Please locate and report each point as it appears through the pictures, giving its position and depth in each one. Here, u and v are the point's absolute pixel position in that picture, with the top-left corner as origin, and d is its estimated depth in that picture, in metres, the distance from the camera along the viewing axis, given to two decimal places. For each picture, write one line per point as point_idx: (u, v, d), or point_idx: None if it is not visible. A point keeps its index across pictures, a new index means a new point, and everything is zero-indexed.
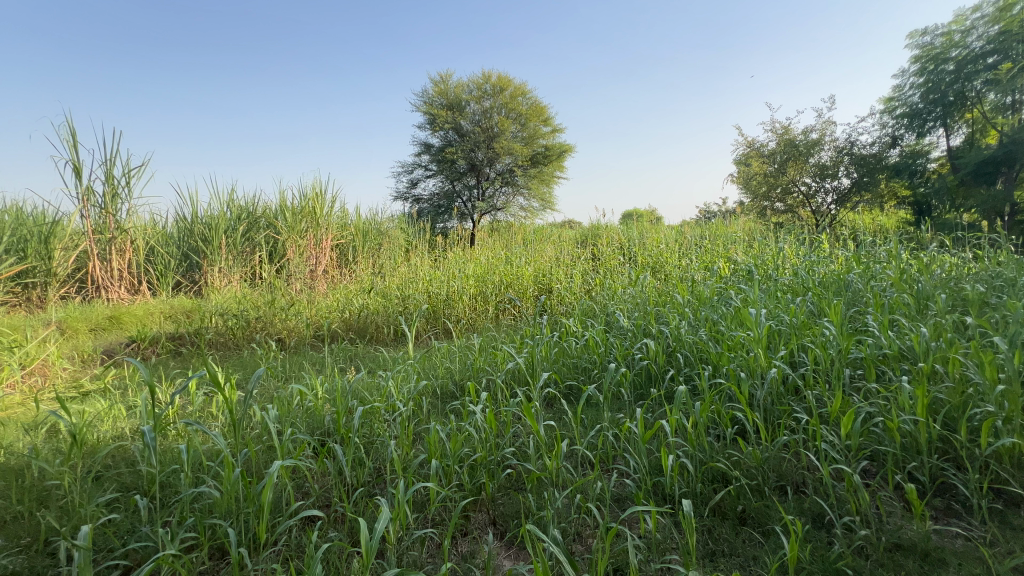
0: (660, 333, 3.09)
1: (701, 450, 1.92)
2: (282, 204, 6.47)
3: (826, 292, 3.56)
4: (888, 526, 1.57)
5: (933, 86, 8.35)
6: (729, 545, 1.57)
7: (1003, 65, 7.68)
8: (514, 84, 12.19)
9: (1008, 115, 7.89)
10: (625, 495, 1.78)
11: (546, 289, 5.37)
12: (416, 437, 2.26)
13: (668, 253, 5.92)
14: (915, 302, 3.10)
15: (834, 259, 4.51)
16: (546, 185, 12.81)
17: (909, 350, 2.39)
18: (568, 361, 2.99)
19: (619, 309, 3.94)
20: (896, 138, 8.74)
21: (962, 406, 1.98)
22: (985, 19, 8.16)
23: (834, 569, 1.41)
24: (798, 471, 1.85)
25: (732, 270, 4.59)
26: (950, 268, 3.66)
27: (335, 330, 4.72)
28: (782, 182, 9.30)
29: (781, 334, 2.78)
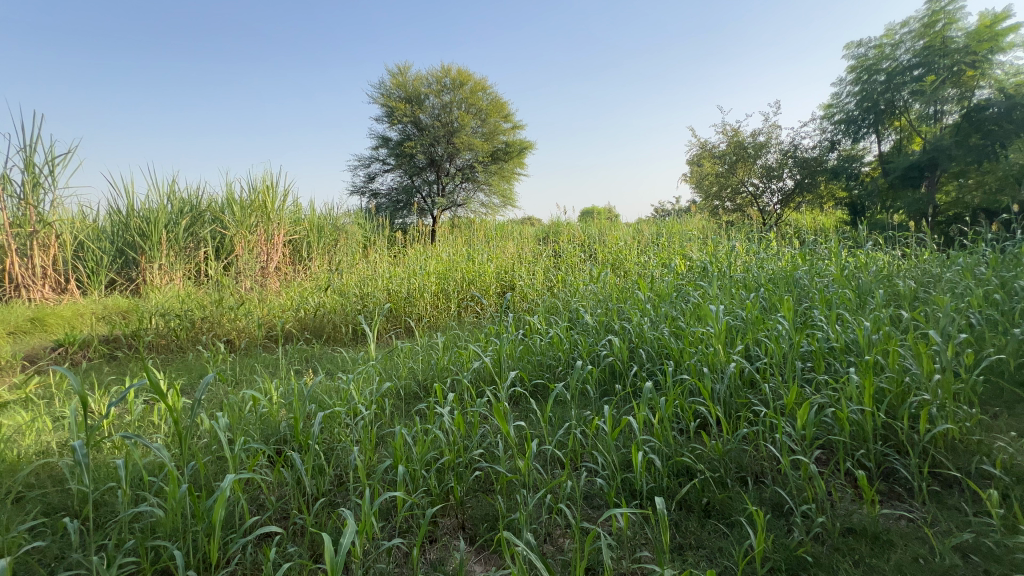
0: (623, 329, 3.14)
1: (668, 445, 1.95)
2: (229, 197, 6.10)
3: (776, 288, 3.73)
4: (841, 512, 1.64)
5: (867, 95, 8.92)
6: (696, 537, 1.60)
7: (928, 77, 8.22)
8: (474, 79, 12.06)
9: (931, 124, 8.44)
10: (595, 492, 1.79)
11: (509, 287, 5.35)
12: (379, 441, 2.18)
13: (627, 250, 6.05)
14: (856, 297, 3.29)
15: (782, 256, 4.75)
16: (507, 182, 12.75)
17: (853, 343, 2.53)
18: (533, 359, 2.98)
19: (582, 305, 3.97)
20: (834, 142, 9.37)
21: (901, 395, 2.12)
22: (912, 35, 8.78)
23: (795, 557, 1.46)
24: (757, 462, 1.92)
25: (689, 267, 4.72)
26: (884, 266, 3.92)
27: (289, 330, 4.52)
28: (732, 182, 9.75)
29: (737, 328, 2.89)
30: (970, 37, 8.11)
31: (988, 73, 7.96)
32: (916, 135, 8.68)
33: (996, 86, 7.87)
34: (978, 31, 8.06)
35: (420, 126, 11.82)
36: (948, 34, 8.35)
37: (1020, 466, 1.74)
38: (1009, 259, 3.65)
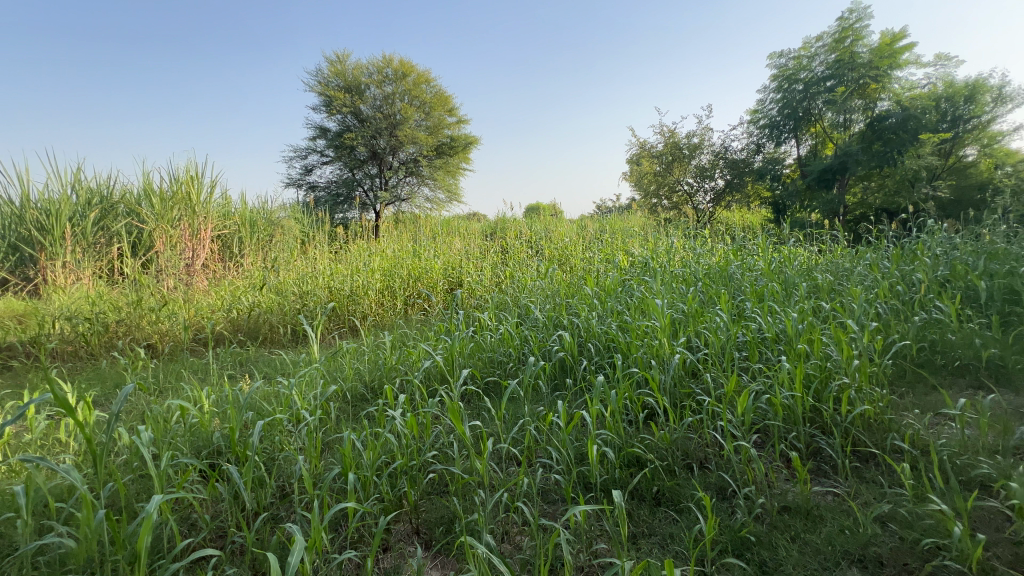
0: (572, 324, 3.18)
1: (619, 436, 2.00)
2: (146, 188, 5.56)
3: (712, 282, 3.94)
4: (778, 491, 1.75)
5: (787, 102, 9.57)
6: (648, 525, 1.65)
7: (839, 89, 8.93)
8: (417, 71, 11.74)
9: (841, 131, 9.22)
10: (550, 488, 1.80)
11: (457, 283, 5.27)
12: (326, 448, 2.08)
13: (572, 246, 6.16)
14: (783, 290, 3.55)
15: (716, 251, 5.03)
16: (452, 177, 12.53)
17: (783, 333, 2.72)
18: (484, 356, 2.95)
19: (531, 301, 3.99)
20: (759, 146, 10.05)
21: (825, 380, 2.30)
22: (825, 48, 9.48)
23: (740, 538, 1.54)
24: (702, 449, 2.01)
25: (632, 262, 4.88)
26: (805, 260, 4.25)
27: (220, 333, 4.21)
28: (668, 181, 10.21)
29: (680, 321, 3.02)
30: (874, 53, 8.93)
31: (888, 87, 8.80)
32: (829, 141, 9.45)
33: (895, 99, 8.73)
34: (880, 48, 8.91)
35: (361, 118, 11.37)
36: (856, 50, 9.08)
37: (924, 439, 1.94)
38: (908, 254, 4.07)
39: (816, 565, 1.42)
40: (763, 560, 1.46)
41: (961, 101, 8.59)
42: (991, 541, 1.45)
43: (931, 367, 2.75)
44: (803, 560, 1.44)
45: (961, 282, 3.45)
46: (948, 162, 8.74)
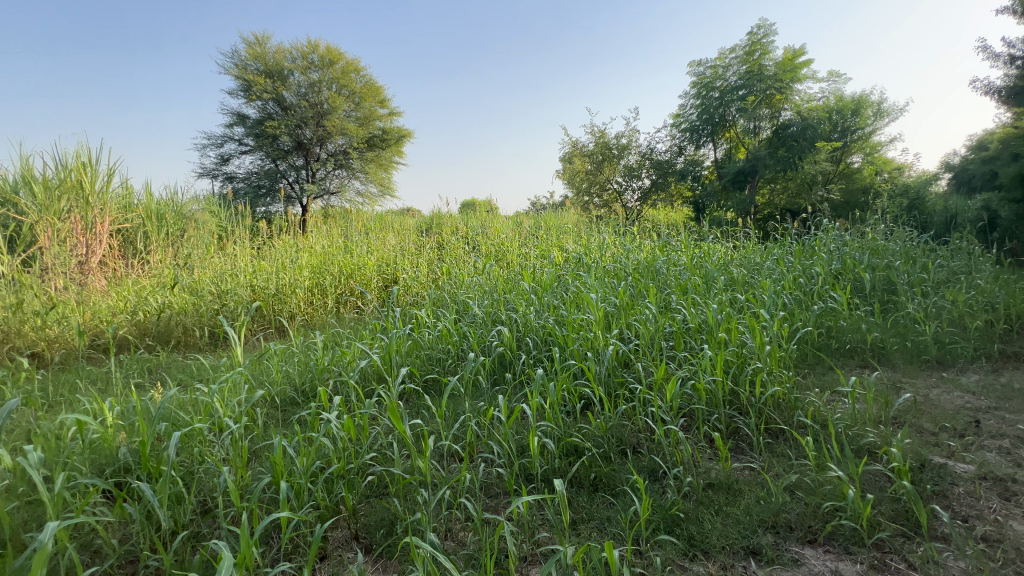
0: (510, 319, 3.22)
1: (558, 427, 2.06)
2: (26, 174, 4.86)
3: (641, 276, 4.15)
4: (703, 470, 1.89)
5: (705, 108, 10.18)
6: (587, 511, 1.70)
7: (749, 97, 9.64)
8: (345, 58, 11.18)
9: (752, 137, 10.02)
10: (493, 482, 1.82)
11: (392, 280, 5.12)
12: (253, 457, 1.96)
13: (509, 242, 6.20)
14: (704, 283, 3.81)
15: (645, 246, 5.30)
16: (384, 170, 12.11)
17: (704, 323, 2.92)
18: (422, 353, 2.91)
19: (469, 297, 3.98)
20: (681, 148, 10.72)
21: (741, 364, 2.51)
22: (737, 60, 10.11)
23: (671, 515, 1.64)
24: (635, 434, 2.12)
25: (566, 258, 5.01)
26: (722, 255, 4.60)
27: (124, 338, 3.81)
28: (599, 179, 10.64)
29: (612, 313, 3.15)
30: (779, 67, 9.67)
31: (790, 98, 9.66)
32: (741, 146, 10.23)
33: (795, 109, 9.63)
34: (783, 62, 9.71)
35: (284, 105, 10.69)
36: (763, 63, 9.71)
37: (823, 415, 2.18)
38: (808, 249, 4.53)
39: (737, 535, 1.55)
40: (691, 534, 1.57)
41: (848, 114, 9.66)
42: (877, 499, 1.66)
43: (828, 350, 3.09)
44: (726, 531, 1.56)
45: (850, 275, 3.92)
46: (839, 168, 9.82)
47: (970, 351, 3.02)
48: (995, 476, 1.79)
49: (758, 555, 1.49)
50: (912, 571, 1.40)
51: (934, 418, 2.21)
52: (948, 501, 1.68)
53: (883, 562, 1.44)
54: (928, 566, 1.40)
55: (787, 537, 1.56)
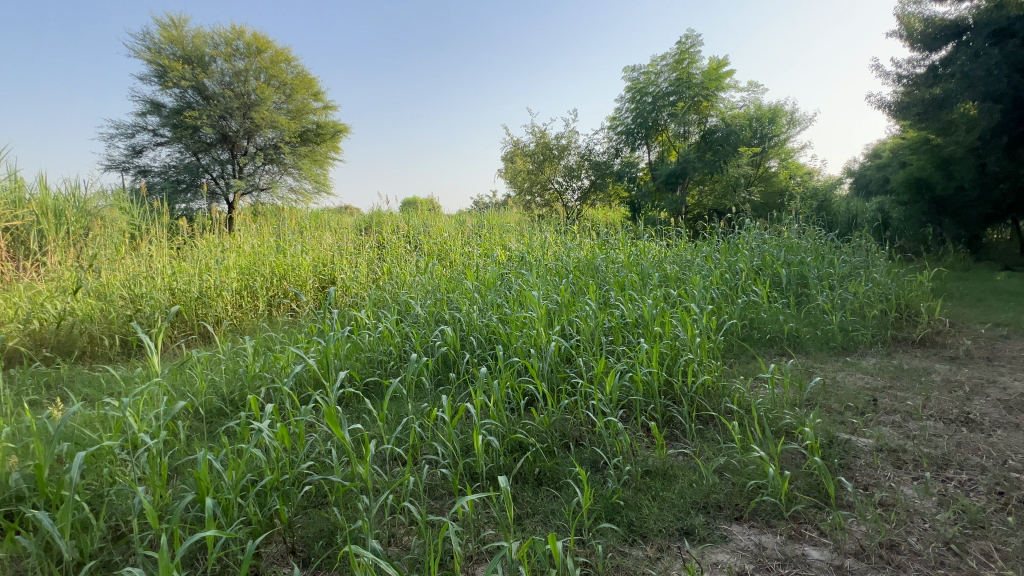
0: (453, 318, 3.19)
1: (502, 425, 2.07)
2: None
3: (581, 274, 4.26)
4: (641, 458, 1.97)
5: (639, 112, 10.59)
6: (531, 506, 1.73)
7: (679, 103, 10.15)
8: (273, 46, 10.54)
9: (682, 140, 10.58)
10: (437, 483, 1.80)
11: (329, 281, 4.90)
12: (174, 475, 1.81)
13: (451, 241, 6.14)
14: (640, 280, 3.98)
15: (584, 244, 5.44)
16: (319, 167, 11.56)
17: (641, 318, 3.05)
18: (363, 356, 2.83)
19: (411, 297, 3.90)
20: (618, 150, 11.12)
21: (674, 355, 2.64)
22: (668, 67, 10.52)
23: (612, 504, 1.70)
24: (577, 428, 2.17)
25: (509, 257, 5.04)
26: (657, 253, 4.82)
27: (16, 349, 3.39)
28: (540, 179, 10.82)
29: (554, 310, 3.21)
30: (705, 76, 10.25)
31: (715, 106, 10.30)
32: (673, 149, 10.65)
33: (720, 116, 10.28)
34: (709, 71, 10.26)
35: (205, 94, 9.92)
36: (691, 71, 10.24)
37: (746, 400, 2.35)
38: (733, 247, 4.86)
39: (672, 518, 1.63)
40: (631, 520, 1.63)
41: (766, 123, 10.47)
42: (793, 475, 1.82)
43: (751, 340, 3.34)
44: (662, 515, 1.64)
45: (769, 270, 4.25)
46: (759, 171, 10.61)
47: (868, 338, 3.38)
48: (889, 448, 2.02)
49: (691, 535, 1.58)
50: (823, 537, 1.54)
51: (840, 399, 2.45)
52: (851, 473, 1.87)
53: (799, 531, 1.58)
54: (836, 532, 1.55)
55: (717, 515, 1.66)
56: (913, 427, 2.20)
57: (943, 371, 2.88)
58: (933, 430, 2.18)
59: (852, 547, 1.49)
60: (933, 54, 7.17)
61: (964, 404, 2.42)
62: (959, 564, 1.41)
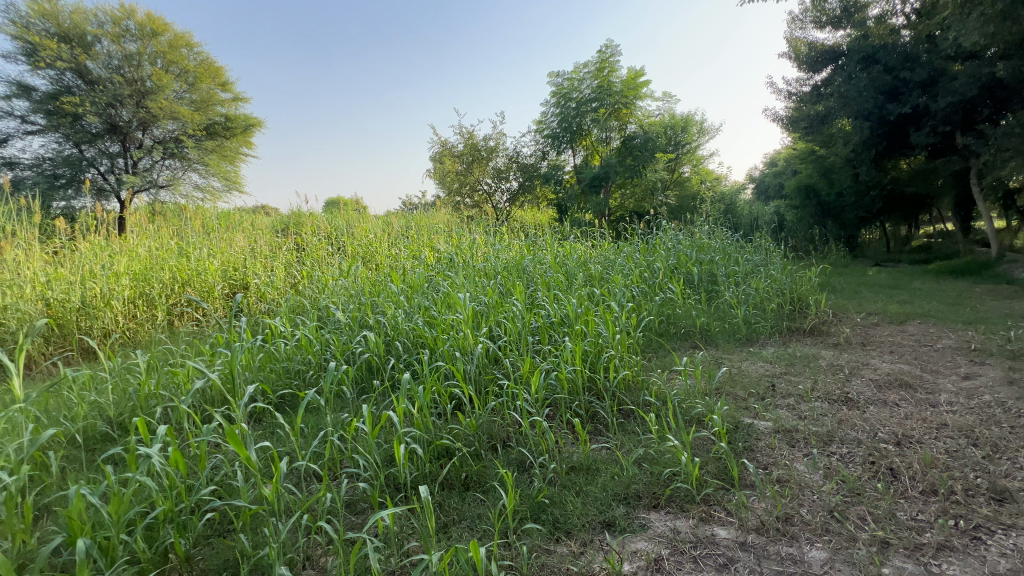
0: (378, 323, 3.07)
1: (427, 431, 2.02)
2: None
3: (509, 274, 4.29)
4: (566, 455, 2.01)
5: (564, 117, 10.87)
6: (457, 512, 1.69)
7: (601, 110, 10.54)
8: (171, 29, 9.52)
9: (604, 145, 11.03)
10: (357, 497, 1.72)
11: (240, 287, 4.52)
12: (43, 515, 1.58)
13: (377, 242, 5.92)
14: (566, 281, 4.09)
15: (512, 246, 5.49)
16: (229, 163, 10.64)
17: (566, 317, 3.12)
18: (277, 367, 2.65)
19: (333, 302, 3.71)
20: (545, 153, 11.34)
21: (598, 352, 2.73)
22: (590, 74, 10.80)
23: (538, 503, 1.71)
24: (504, 429, 2.17)
25: (438, 258, 4.95)
26: (582, 253, 4.97)
27: None
28: (469, 180, 10.78)
29: (482, 312, 3.19)
30: (623, 85, 10.67)
31: (634, 113, 10.84)
32: (596, 153, 11.15)
33: (638, 124, 10.86)
34: (627, 81, 10.68)
35: (87, 78, 8.82)
36: (611, 80, 10.59)
37: (663, 392, 2.49)
38: (652, 247, 5.14)
39: (595, 511, 1.67)
40: (555, 518, 1.65)
41: (679, 131, 11.20)
42: (704, 461, 1.95)
43: (667, 335, 3.56)
44: (585, 510, 1.68)
45: (683, 269, 4.54)
46: (674, 176, 11.35)
47: (768, 329, 3.72)
48: (784, 428, 2.23)
49: (613, 526, 1.63)
50: (730, 517, 1.66)
51: (743, 386, 2.68)
52: (753, 454, 2.04)
53: (709, 513, 1.69)
54: (740, 511, 1.67)
55: (636, 505, 1.73)
56: (804, 409, 2.45)
57: (828, 356, 3.25)
58: (820, 410, 2.43)
59: (753, 523, 1.62)
60: (815, 75, 8.11)
61: (844, 385, 2.74)
62: (841, 528, 1.58)
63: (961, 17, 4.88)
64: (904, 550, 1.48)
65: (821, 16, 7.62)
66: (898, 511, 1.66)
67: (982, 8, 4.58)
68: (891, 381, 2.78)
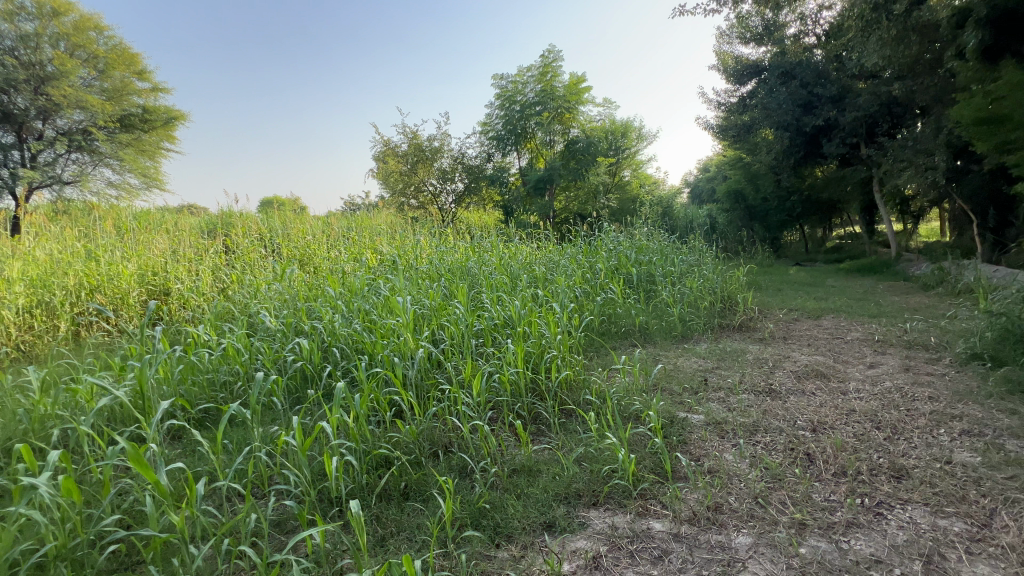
0: (314, 329, 2.92)
1: (364, 441, 1.94)
2: None
3: (453, 277, 4.23)
4: (508, 458, 2.00)
5: (508, 119, 10.93)
6: (395, 523, 1.64)
7: (544, 114, 10.69)
8: (77, 11, 8.66)
9: (548, 148, 11.22)
10: (287, 516, 1.63)
11: (160, 293, 4.13)
12: None
13: (315, 244, 5.65)
14: (510, 282, 4.09)
15: (457, 247, 5.43)
16: (147, 158, 9.72)
17: (509, 319, 3.12)
18: (200, 379, 2.45)
19: (264, 309, 3.49)
20: (490, 155, 11.33)
21: (541, 353, 2.74)
22: (533, 78, 10.93)
23: (479, 510, 1.68)
24: (446, 434, 2.13)
25: (380, 261, 4.80)
26: (527, 255, 5.01)
27: None
28: (414, 180, 10.56)
29: (424, 316, 3.11)
30: (566, 90, 10.89)
31: (577, 118, 11.10)
32: (540, 156, 11.31)
33: (581, 128, 11.15)
34: (570, 86, 10.92)
35: None
36: (554, 85, 10.78)
37: (603, 391, 2.55)
38: (594, 249, 5.26)
39: (535, 513, 1.67)
40: (496, 523, 1.64)
41: (619, 136, 11.59)
42: (641, 456, 2.01)
43: (608, 334, 3.67)
44: (526, 513, 1.67)
45: (623, 270, 4.68)
46: (615, 180, 11.73)
47: (701, 326, 3.91)
48: (715, 421, 2.35)
49: (553, 527, 1.64)
50: (665, 509, 1.72)
51: (678, 382, 2.79)
52: (687, 447, 2.13)
53: (645, 508, 1.74)
54: (674, 503, 1.74)
55: (577, 504, 1.75)
56: (732, 401, 2.59)
57: (754, 350, 3.46)
58: (747, 402, 2.59)
59: (686, 514, 1.69)
60: (741, 87, 8.66)
61: (768, 377, 2.93)
62: (764, 514, 1.68)
63: (863, 40, 5.39)
64: (819, 530, 1.59)
65: (746, 32, 8.15)
66: (813, 493, 1.79)
67: (880, 33, 5.07)
68: (808, 372, 3.01)
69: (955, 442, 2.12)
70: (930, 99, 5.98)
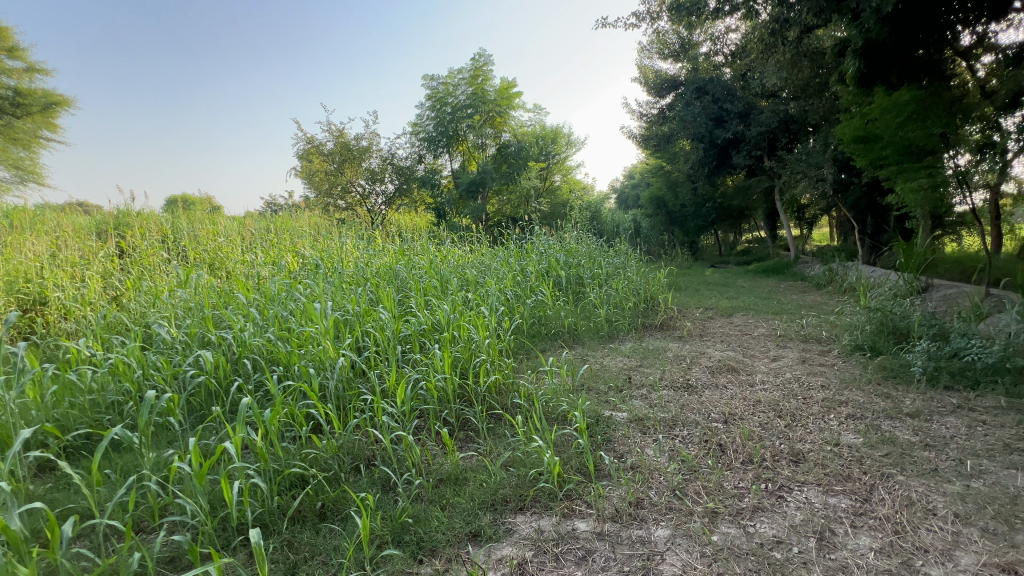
0: (221, 339, 2.68)
1: (276, 460, 1.79)
2: None
3: (380, 281, 4.06)
4: (434, 468, 1.94)
5: (440, 120, 10.76)
6: (309, 548, 1.52)
7: (476, 117, 10.70)
8: None
9: (480, 151, 11.31)
10: (181, 551, 1.46)
11: (34, 303, 3.58)
12: None
13: (228, 247, 5.20)
14: (440, 286, 4.00)
15: (385, 250, 5.23)
16: (19, 148, 8.14)
17: (438, 323, 3.04)
18: (80, 402, 2.15)
19: (164, 318, 3.13)
20: (421, 157, 11.06)
21: (470, 357, 2.70)
22: (464, 81, 10.87)
23: (401, 525, 1.61)
24: (368, 447, 2.03)
25: (301, 264, 4.51)
26: (458, 258, 4.94)
27: None
28: (341, 181, 10.05)
29: (346, 322, 2.94)
30: (498, 94, 10.99)
31: (508, 122, 11.28)
32: (473, 158, 11.28)
33: (512, 133, 11.40)
34: (501, 90, 11.04)
35: None
36: (485, 89, 10.85)
37: (531, 393, 2.56)
38: (525, 252, 5.30)
39: (460, 524, 1.63)
40: (419, 537, 1.57)
41: (549, 142, 11.85)
42: (567, 457, 2.03)
43: (539, 335, 3.70)
44: (450, 524, 1.62)
45: (554, 273, 4.75)
46: (546, 185, 11.95)
47: (626, 325, 4.08)
48: (637, 418, 2.43)
49: (478, 536, 1.60)
50: (589, 508, 1.75)
51: (604, 381, 2.87)
52: (611, 445, 2.18)
53: (570, 508, 1.75)
54: (598, 501, 1.77)
55: (503, 511, 1.73)
56: (654, 397, 2.71)
57: (674, 348, 3.65)
58: (667, 398, 2.71)
59: (609, 512, 1.72)
60: (661, 100, 9.19)
61: (686, 373, 3.10)
62: (681, 505, 1.75)
63: (763, 62, 5.91)
64: (729, 516, 1.69)
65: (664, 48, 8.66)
66: (725, 482, 1.90)
67: (777, 56, 5.60)
68: (722, 367, 3.23)
69: (842, 425, 2.36)
70: (819, 118, 6.70)
